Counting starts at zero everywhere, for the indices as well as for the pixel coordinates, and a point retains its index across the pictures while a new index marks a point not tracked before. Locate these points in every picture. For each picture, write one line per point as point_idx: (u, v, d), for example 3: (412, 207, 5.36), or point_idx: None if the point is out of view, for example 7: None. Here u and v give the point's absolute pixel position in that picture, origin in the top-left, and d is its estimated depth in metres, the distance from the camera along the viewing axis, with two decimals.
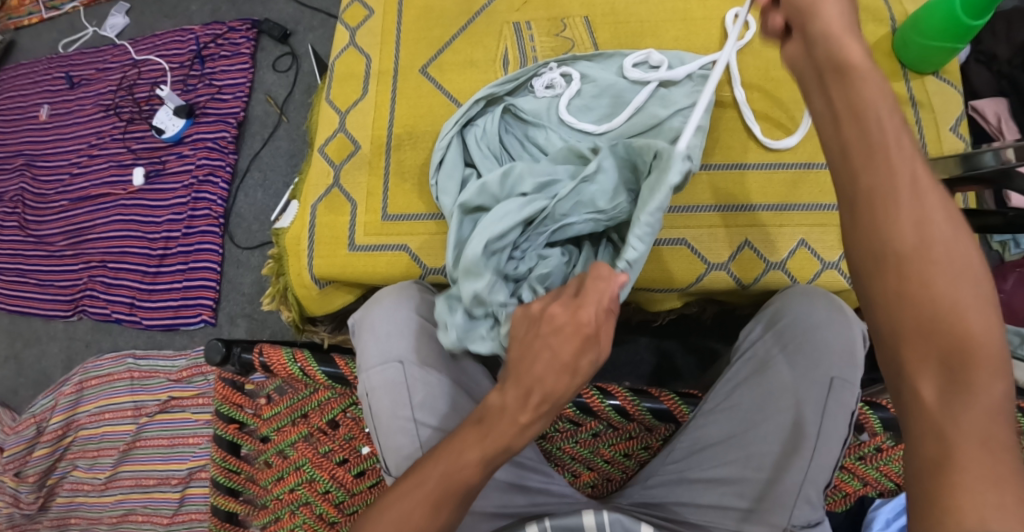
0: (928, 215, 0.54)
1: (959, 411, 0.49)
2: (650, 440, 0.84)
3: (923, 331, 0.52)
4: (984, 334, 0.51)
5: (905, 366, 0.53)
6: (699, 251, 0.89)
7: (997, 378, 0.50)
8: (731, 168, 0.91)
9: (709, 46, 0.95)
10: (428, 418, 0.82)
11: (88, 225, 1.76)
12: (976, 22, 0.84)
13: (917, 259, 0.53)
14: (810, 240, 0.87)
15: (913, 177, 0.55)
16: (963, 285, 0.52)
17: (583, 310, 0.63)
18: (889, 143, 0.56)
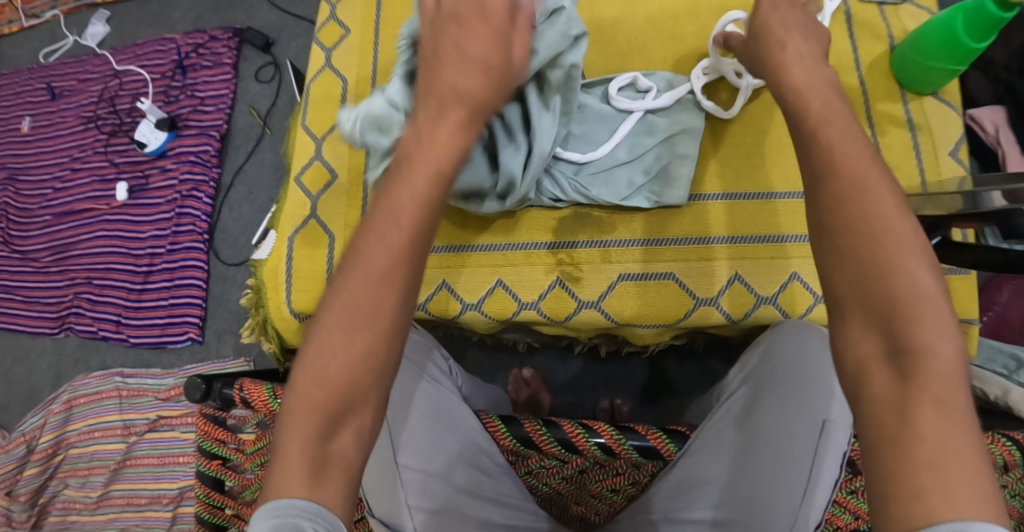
0: (872, 180, 0.59)
1: (908, 362, 0.54)
2: (638, 475, 0.80)
3: (864, 304, 0.57)
4: (929, 292, 0.55)
5: (846, 330, 0.58)
6: (688, 285, 0.86)
7: (939, 340, 0.54)
8: (721, 199, 0.88)
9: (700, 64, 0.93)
10: (412, 461, 0.76)
11: (73, 240, 1.73)
12: (979, 45, 0.81)
13: (863, 228, 0.58)
14: (802, 272, 0.85)
15: (855, 160, 0.61)
16: (909, 259, 0.56)
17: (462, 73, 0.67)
18: (830, 138, 0.63)
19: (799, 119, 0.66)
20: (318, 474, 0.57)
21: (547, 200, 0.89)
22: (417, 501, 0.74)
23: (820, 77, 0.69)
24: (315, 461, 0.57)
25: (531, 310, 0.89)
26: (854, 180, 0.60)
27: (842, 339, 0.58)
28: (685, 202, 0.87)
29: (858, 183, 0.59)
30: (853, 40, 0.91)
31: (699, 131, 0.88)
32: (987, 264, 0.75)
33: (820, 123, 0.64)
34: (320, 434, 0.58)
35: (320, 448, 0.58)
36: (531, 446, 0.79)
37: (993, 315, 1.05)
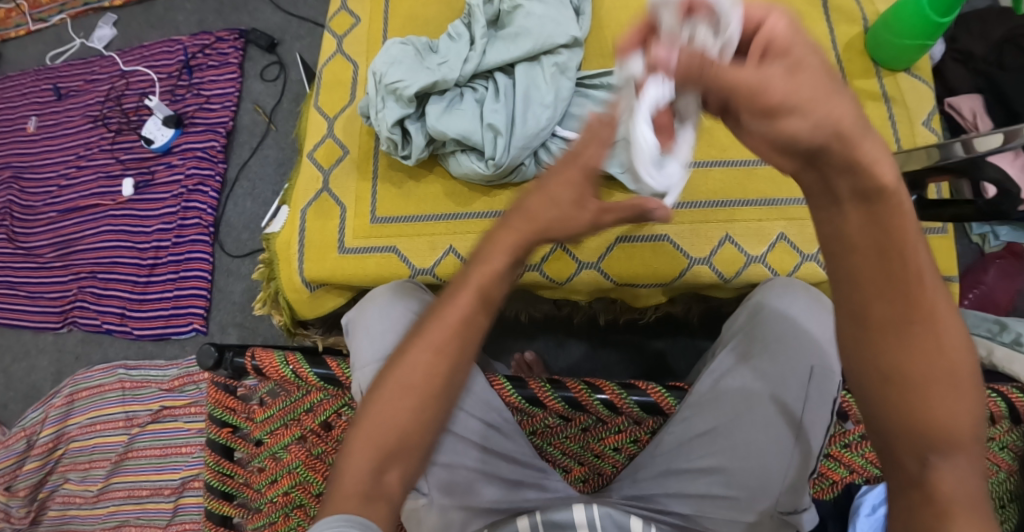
0: (938, 315, 0.52)
1: (936, 484, 0.53)
2: (638, 433, 0.83)
3: (908, 439, 0.53)
4: (968, 430, 0.53)
5: (888, 456, 0.55)
6: (681, 246, 0.89)
7: (971, 465, 0.53)
8: (711, 166, 0.91)
9: None
10: None
11: (77, 236, 1.76)
12: (944, 19, 0.87)
13: (923, 371, 0.52)
14: (789, 233, 0.88)
15: (925, 289, 0.52)
16: (962, 388, 0.53)
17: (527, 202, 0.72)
18: (914, 261, 0.51)
19: (882, 211, 0.51)
20: (373, 497, 0.67)
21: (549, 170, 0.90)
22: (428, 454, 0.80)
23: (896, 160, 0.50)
24: (365, 493, 0.67)
25: (534, 272, 0.92)
26: (931, 308, 0.52)
27: (887, 456, 0.55)
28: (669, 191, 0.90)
29: (931, 310, 0.52)
30: (829, 24, 0.97)
31: None
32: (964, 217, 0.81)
33: (899, 237, 0.51)
34: (375, 473, 0.68)
35: (374, 483, 0.68)
36: (537, 404, 0.83)
37: (980, 293, 1.10)
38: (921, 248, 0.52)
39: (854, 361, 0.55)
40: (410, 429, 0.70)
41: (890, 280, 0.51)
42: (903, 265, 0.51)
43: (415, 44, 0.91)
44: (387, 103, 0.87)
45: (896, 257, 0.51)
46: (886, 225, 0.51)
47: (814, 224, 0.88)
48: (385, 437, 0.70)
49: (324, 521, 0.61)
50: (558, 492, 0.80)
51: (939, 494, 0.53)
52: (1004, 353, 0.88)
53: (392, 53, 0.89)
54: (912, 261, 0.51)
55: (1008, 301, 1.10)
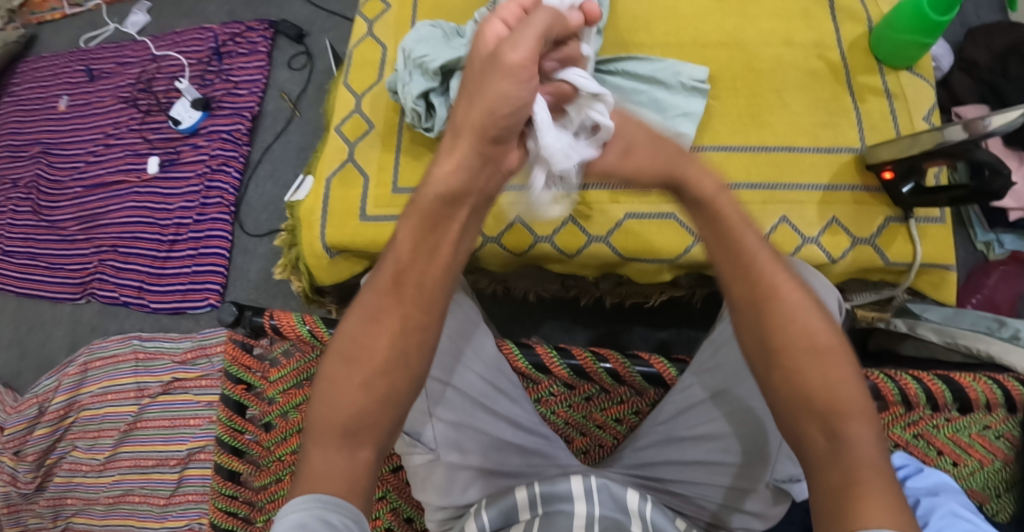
0: (802, 309, 0.69)
1: (839, 447, 0.64)
2: (640, 404, 0.90)
3: (804, 403, 0.67)
4: (849, 394, 0.66)
5: (797, 425, 0.67)
6: (687, 224, 0.93)
7: (863, 427, 0.65)
8: (719, 152, 0.95)
9: (698, 39, 1.00)
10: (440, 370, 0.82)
11: (101, 211, 1.81)
12: (944, 17, 0.92)
13: (805, 347, 0.68)
14: (791, 216, 0.93)
15: (778, 286, 0.70)
16: (831, 359, 0.67)
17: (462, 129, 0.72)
18: (767, 268, 0.70)
19: (739, 243, 0.71)
20: (351, 478, 0.65)
21: None
22: (438, 410, 0.81)
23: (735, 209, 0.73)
24: (339, 467, 0.65)
25: (545, 243, 0.96)
26: (781, 301, 0.69)
27: (794, 427, 0.67)
28: None
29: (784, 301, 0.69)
30: (835, 22, 1.01)
31: (698, 117, 0.95)
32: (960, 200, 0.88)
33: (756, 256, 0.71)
34: (345, 449, 0.66)
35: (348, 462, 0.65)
36: (543, 370, 0.88)
37: (982, 298, 1.15)
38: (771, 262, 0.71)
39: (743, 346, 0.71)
40: (366, 407, 0.68)
41: (758, 279, 0.70)
42: (760, 271, 0.70)
43: (443, 26, 0.96)
44: (413, 77, 0.92)
45: (742, 262, 0.71)
46: (730, 241, 0.71)
47: (814, 207, 0.94)
48: (342, 418, 0.67)
49: (293, 505, 0.61)
50: (565, 466, 0.83)
51: (852, 460, 0.63)
52: (1001, 346, 0.93)
53: (423, 34, 0.95)
54: (766, 268, 0.70)
55: (1008, 305, 1.15)
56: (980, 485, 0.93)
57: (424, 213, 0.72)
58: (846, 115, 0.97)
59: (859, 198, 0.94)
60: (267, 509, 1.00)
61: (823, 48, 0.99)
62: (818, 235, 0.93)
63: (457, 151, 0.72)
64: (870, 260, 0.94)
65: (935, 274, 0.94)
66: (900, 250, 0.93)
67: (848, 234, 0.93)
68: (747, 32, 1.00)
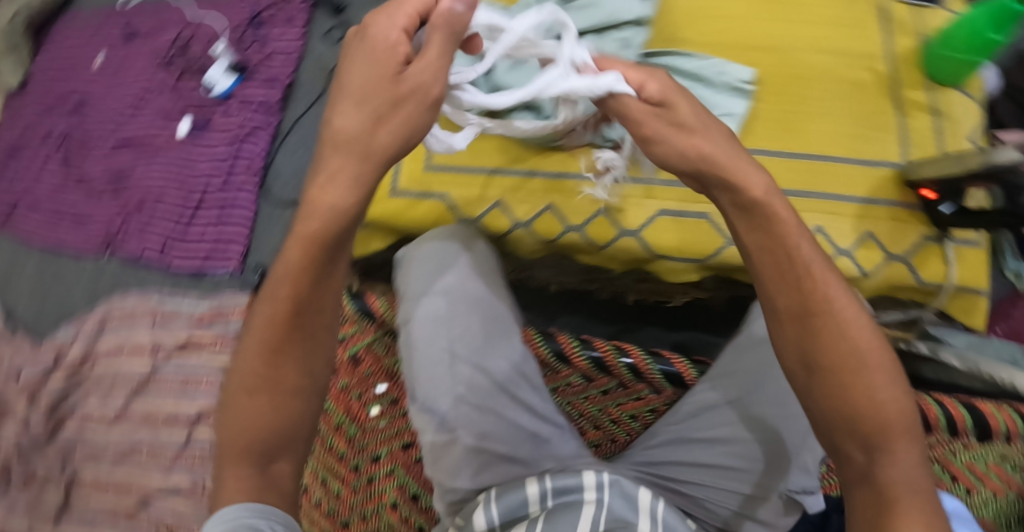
0: (853, 320, 0.67)
1: (878, 467, 0.63)
2: (657, 404, 0.88)
3: (847, 423, 0.65)
4: (895, 410, 0.64)
5: (837, 442, 0.66)
6: (721, 227, 0.92)
7: (906, 444, 0.63)
8: (761, 155, 0.94)
9: (745, 39, 0.99)
10: (464, 353, 0.84)
11: (130, 169, 1.70)
12: (999, 37, 0.89)
13: (854, 362, 0.65)
14: (826, 227, 0.92)
15: (830, 297, 0.67)
16: (879, 375, 0.65)
17: (352, 108, 0.66)
18: (821, 278, 0.68)
19: (791, 250, 0.69)
20: (264, 488, 0.67)
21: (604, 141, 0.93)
22: (463, 392, 0.82)
23: (785, 212, 0.70)
24: (256, 486, 0.66)
25: (576, 233, 0.95)
26: (830, 315, 0.66)
27: (835, 445, 0.66)
28: None
29: (836, 310, 0.67)
30: (885, 33, 0.99)
31: (740, 118, 0.94)
32: (1000, 226, 0.87)
33: (807, 264, 0.68)
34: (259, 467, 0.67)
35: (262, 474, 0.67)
36: (563, 360, 0.88)
37: (1007, 326, 1.14)
38: (825, 271, 0.68)
39: (786, 364, 0.69)
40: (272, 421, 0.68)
41: (809, 291, 0.67)
42: (813, 280, 0.67)
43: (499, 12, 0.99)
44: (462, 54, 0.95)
45: (787, 275, 0.68)
46: (778, 246, 0.69)
47: (849, 220, 0.93)
48: (255, 438, 0.67)
49: (227, 513, 0.63)
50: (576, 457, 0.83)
51: (886, 482, 0.63)
52: None
53: None
54: (820, 279, 0.67)
55: None
56: (991, 515, 0.91)
57: (310, 242, 0.67)
58: (889, 130, 0.95)
59: (896, 214, 0.93)
60: None
61: (871, 59, 0.98)
62: (851, 247, 0.92)
63: (346, 155, 0.66)
64: (903, 278, 0.92)
65: (966, 298, 0.94)
66: (933, 270, 0.92)
67: (883, 250, 0.92)
68: (796, 37, 0.98)
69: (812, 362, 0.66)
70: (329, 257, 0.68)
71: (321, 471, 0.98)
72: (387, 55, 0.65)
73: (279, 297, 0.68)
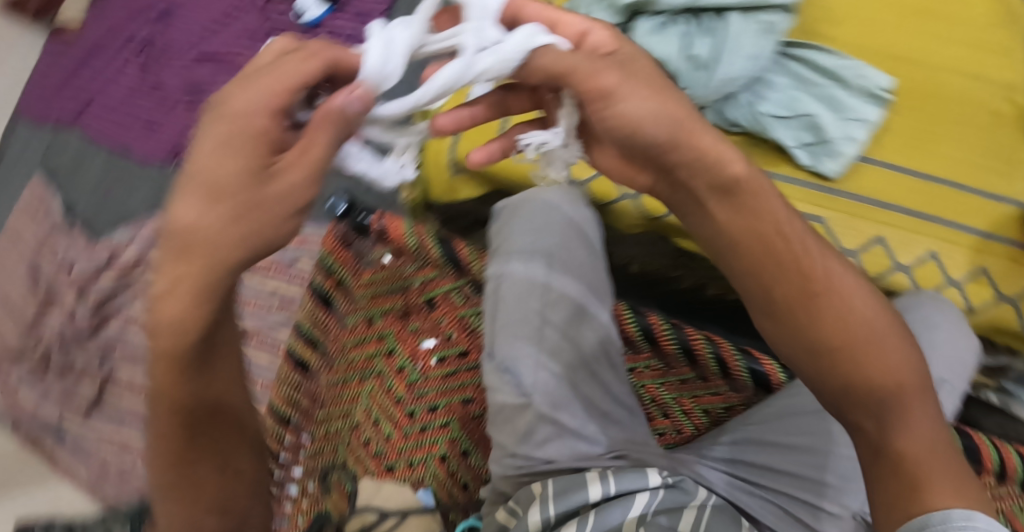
0: (853, 293, 0.61)
1: (894, 435, 0.59)
2: (732, 402, 0.87)
3: (859, 400, 0.60)
4: (911, 377, 0.59)
5: (850, 418, 0.61)
6: (837, 234, 0.87)
7: (922, 412, 0.59)
8: (886, 167, 0.89)
9: (886, 48, 0.94)
10: (554, 316, 0.84)
11: (207, 86, 1.61)
12: None
13: (862, 335, 0.59)
14: (940, 253, 0.86)
15: (824, 276, 0.61)
16: (887, 343, 0.60)
17: (195, 201, 0.46)
18: (812, 257, 0.61)
19: (779, 228, 0.61)
20: None
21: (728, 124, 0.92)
22: (547, 357, 0.82)
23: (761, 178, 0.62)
24: None
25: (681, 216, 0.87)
26: (826, 290, 0.60)
27: (850, 423, 0.61)
28: (836, 176, 0.89)
29: (830, 288, 0.61)
30: None
31: (872, 125, 0.89)
32: None
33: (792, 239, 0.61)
34: None
35: None
36: (649, 340, 0.87)
37: None
38: (820, 253, 0.62)
39: (785, 350, 0.63)
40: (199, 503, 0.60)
41: (799, 273, 0.61)
42: (803, 259, 0.61)
43: None
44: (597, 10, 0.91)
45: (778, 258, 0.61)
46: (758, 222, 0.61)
47: (965, 251, 0.87)
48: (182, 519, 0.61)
49: None
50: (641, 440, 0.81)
51: (907, 455, 0.58)
52: None
53: None
54: (812, 259, 0.61)
55: None
56: None
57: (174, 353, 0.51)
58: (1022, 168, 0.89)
59: (1013, 254, 0.86)
60: (328, 407, 0.99)
61: (1013, 90, 0.91)
62: (963, 278, 0.86)
63: (192, 268, 0.47)
64: (1008, 322, 0.86)
65: None
66: None
67: (995, 288, 0.86)
68: (938, 54, 0.93)
69: (811, 343, 0.61)
70: (199, 361, 0.53)
71: (375, 412, 0.98)
72: (256, 132, 0.46)
73: (156, 388, 0.54)
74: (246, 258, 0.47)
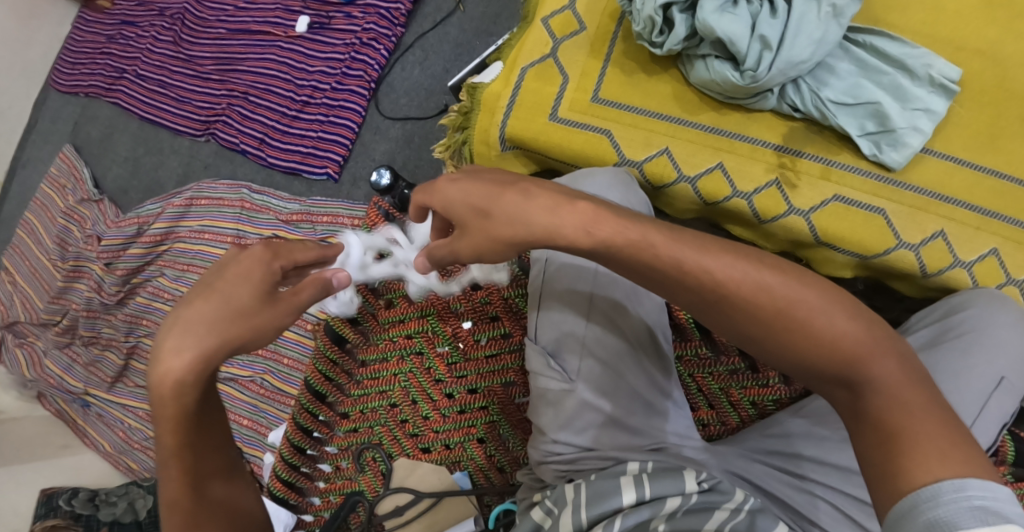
0: (767, 280, 0.61)
1: (865, 402, 0.59)
2: (784, 395, 0.83)
3: (821, 377, 0.61)
4: (865, 336, 0.60)
5: (825, 389, 0.62)
6: (895, 226, 0.87)
7: (884, 364, 0.59)
8: (951, 161, 0.87)
9: (956, 38, 0.90)
10: (601, 304, 0.82)
11: (240, 56, 1.59)
12: None
13: (792, 320, 0.60)
14: (1003, 251, 0.85)
15: (735, 280, 0.61)
16: (815, 309, 0.60)
17: (210, 298, 0.64)
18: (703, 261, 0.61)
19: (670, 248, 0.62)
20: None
21: (786, 107, 0.90)
22: (591, 344, 0.81)
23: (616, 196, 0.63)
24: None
25: (741, 200, 0.91)
26: (732, 292, 0.61)
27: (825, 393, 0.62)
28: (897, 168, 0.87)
29: (741, 286, 0.61)
30: None
31: (938, 117, 0.86)
32: None
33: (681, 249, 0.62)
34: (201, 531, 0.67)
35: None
36: (704, 328, 0.85)
37: None
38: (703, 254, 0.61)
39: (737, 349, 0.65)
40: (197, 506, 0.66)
41: (704, 287, 0.61)
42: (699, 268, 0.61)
43: None
44: None
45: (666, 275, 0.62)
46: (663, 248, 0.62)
47: None
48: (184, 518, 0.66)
49: None
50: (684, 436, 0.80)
51: (883, 419, 0.58)
52: None
53: None
54: (706, 264, 0.61)
55: None
56: None
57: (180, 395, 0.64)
58: None
59: None
60: (365, 385, 0.97)
61: None
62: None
63: (188, 343, 0.63)
64: None
65: None
66: None
67: None
68: (1011, 46, 0.89)
69: (754, 340, 0.62)
70: (200, 392, 0.64)
71: (412, 392, 0.95)
72: (264, 274, 0.66)
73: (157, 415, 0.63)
74: (236, 349, 0.64)
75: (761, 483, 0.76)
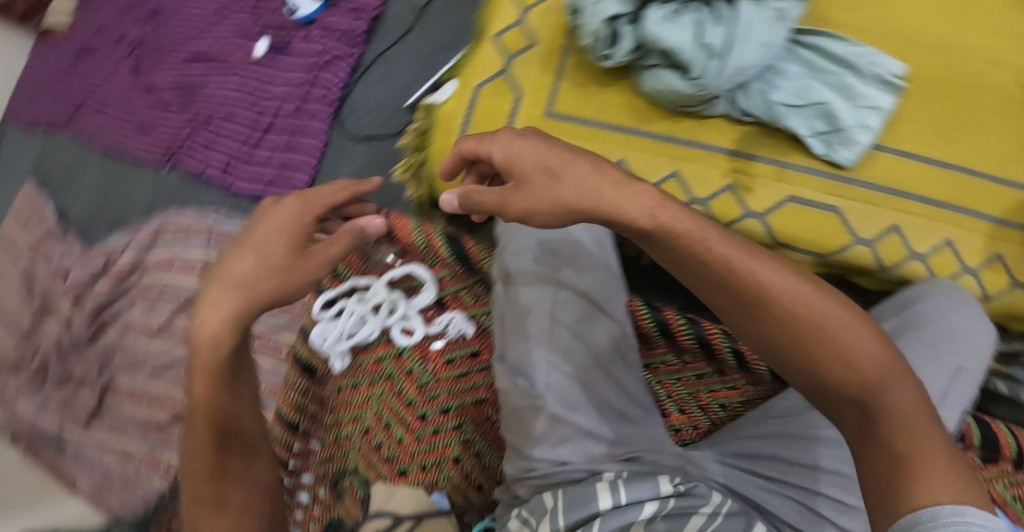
0: (797, 295, 0.63)
1: (879, 422, 0.61)
2: (749, 395, 0.86)
3: (833, 392, 0.63)
4: (882, 360, 0.62)
5: (832, 406, 0.64)
6: (850, 224, 0.89)
7: (896, 391, 0.61)
8: (903, 156, 0.88)
9: (903, 34, 0.92)
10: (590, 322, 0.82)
11: (201, 83, 1.57)
12: None
13: (816, 333, 0.62)
14: (956, 240, 0.87)
15: (764, 288, 0.63)
16: (839, 329, 0.63)
17: (244, 256, 0.72)
18: (738, 264, 0.64)
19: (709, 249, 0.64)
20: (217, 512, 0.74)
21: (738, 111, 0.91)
22: (560, 358, 0.81)
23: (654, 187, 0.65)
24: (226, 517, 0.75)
25: (699, 206, 0.92)
26: (751, 290, 0.63)
27: (830, 411, 0.64)
28: (850, 165, 0.89)
29: (766, 295, 0.63)
30: None
31: (886, 113, 0.88)
32: None
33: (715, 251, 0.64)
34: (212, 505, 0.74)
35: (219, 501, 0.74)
36: (667, 335, 0.89)
37: None
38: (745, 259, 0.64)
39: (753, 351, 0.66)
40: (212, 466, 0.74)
41: (733, 289, 0.64)
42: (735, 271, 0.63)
43: None
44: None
45: (679, 269, 0.66)
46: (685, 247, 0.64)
47: (982, 237, 0.87)
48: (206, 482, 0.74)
49: None
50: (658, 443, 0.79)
51: (893, 440, 0.60)
52: None
53: None
54: (744, 270, 0.63)
55: None
56: None
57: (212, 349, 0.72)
58: None
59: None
60: (337, 412, 0.99)
61: None
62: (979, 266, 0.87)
63: (232, 295, 0.71)
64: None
65: None
66: None
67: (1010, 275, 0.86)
68: (957, 40, 0.90)
69: (771, 345, 0.64)
70: (237, 348, 0.73)
71: (386, 416, 0.97)
72: (299, 228, 0.74)
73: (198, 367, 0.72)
74: (271, 300, 0.72)
75: (742, 489, 0.76)
